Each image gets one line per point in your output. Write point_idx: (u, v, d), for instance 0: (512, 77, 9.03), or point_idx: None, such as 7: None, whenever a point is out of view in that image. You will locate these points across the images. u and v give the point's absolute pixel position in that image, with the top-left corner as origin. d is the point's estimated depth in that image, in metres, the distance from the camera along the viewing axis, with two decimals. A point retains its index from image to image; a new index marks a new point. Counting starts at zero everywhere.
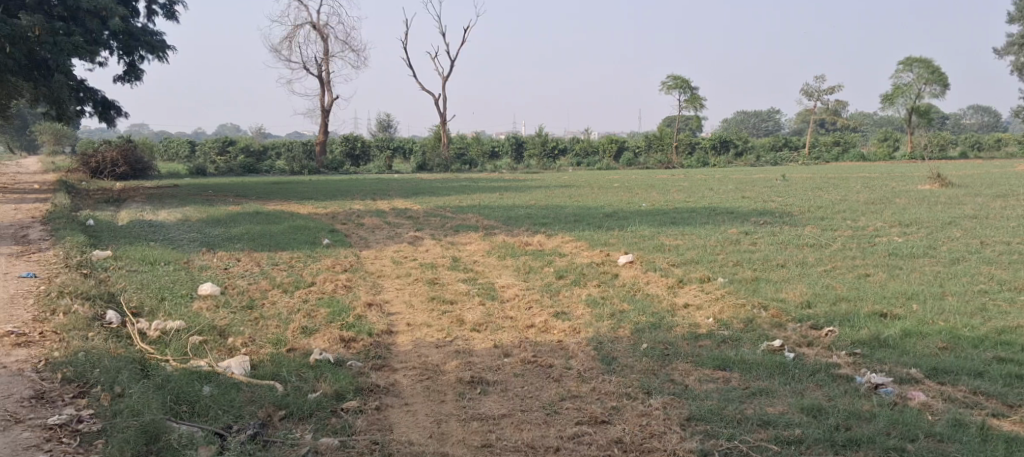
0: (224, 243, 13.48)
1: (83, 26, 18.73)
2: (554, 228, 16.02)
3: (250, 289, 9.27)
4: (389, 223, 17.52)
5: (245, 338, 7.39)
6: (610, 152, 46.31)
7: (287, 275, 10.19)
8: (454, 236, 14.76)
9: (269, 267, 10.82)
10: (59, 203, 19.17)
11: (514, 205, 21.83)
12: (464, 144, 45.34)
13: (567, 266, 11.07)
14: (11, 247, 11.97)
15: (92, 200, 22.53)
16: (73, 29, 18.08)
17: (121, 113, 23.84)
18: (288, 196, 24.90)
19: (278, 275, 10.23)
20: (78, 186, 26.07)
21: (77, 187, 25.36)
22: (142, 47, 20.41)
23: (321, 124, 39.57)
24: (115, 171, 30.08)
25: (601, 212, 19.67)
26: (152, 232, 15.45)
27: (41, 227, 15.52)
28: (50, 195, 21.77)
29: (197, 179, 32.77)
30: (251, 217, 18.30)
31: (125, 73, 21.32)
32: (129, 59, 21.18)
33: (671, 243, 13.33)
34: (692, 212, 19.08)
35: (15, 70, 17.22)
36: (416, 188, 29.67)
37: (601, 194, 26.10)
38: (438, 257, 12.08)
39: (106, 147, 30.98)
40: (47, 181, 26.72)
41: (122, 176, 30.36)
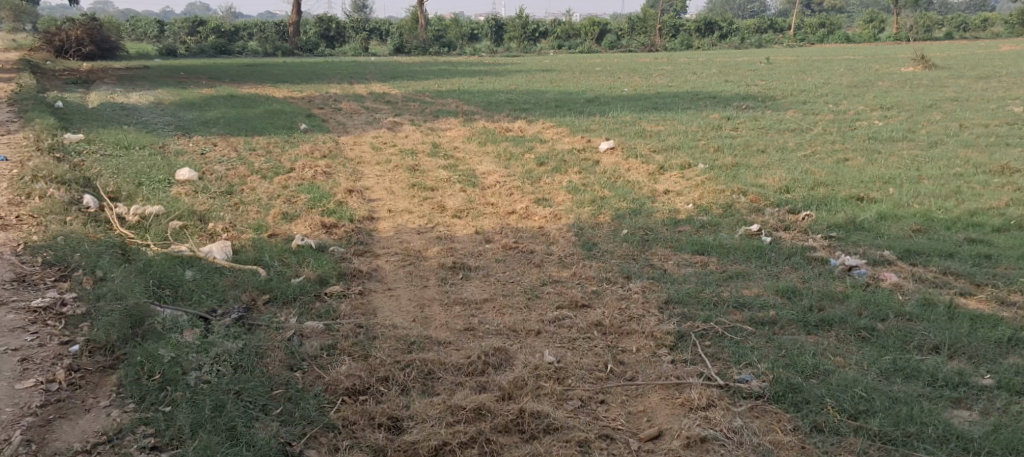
0: (199, 127, 13.29)
1: None
2: (535, 113, 15.87)
3: (228, 175, 9.21)
4: (368, 108, 17.27)
5: (225, 223, 7.39)
6: (593, 35, 45.49)
7: (265, 161, 10.10)
8: (433, 122, 14.61)
9: (247, 153, 10.71)
10: (25, 84, 18.68)
11: (495, 90, 21.56)
12: (443, 26, 44.33)
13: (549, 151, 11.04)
14: None
15: (60, 81, 21.97)
16: None
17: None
18: (263, 80, 24.40)
19: (256, 161, 10.14)
20: (45, 67, 25.37)
21: (44, 69, 24.67)
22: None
23: (294, 4, 38.41)
24: (82, 52, 29.27)
25: (583, 97, 19.51)
26: (124, 115, 15.17)
27: (8, 108, 15.19)
28: (16, 77, 21.19)
29: (169, 62, 31.94)
30: (226, 101, 17.94)
31: None
32: None
33: (653, 129, 13.27)
34: (674, 97, 18.97)
35: None
36: (394, 72, 29.14)
37: (583, 78, 25.79)
38: (419, 143, 11.98)
39: (71, 26, 29.97)
40: (12, 63, 25.96)
41: (89, 57, 29.53)
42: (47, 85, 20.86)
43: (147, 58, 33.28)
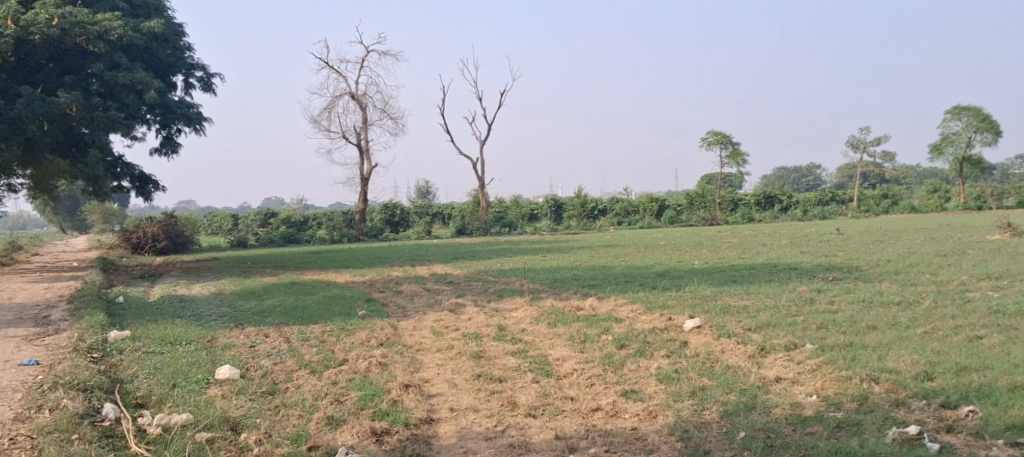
0: (254, 317, 12.51)
1: (120, 101, 18.04)
2: (606, 290, 14.82)
3: (275, 372, 8.17)
4: (428, 290, 16.45)
5: (260, 433, 6.32)
6: (652, 211, 45.15)
7: (316, 353, 9.07)
8: (498, 302, 13.63)
9: (298, 345, 9.73)
10: (91, 280, 18.50)
11: (559, 267, 20.72)
12: (503, 208, 44.58)
13: (631, 333, 9.89)
14: (26, 329, 11.09)
15: (126, 275, 21.89)
16: (110, 105, 17.53)
17: (159, 187, 23.33)
18: (324, 265, 24.08)
19: (306, 354, 9.11)
20: (117, 262, 25.59)
21: (116, 264, 24.79)
22: (180, 120, 19.87)
23: (360, 192, 39.18)
24: (156, 246, 29.69)
25: (653, 271, 18.50)
26: (181, 308, 14.58)
27: (66, 305, 14.73)
28: (85, 273, 21.13)
29: (235, 251, 32.24)
30: (286, 288, 17.37)
31: (162, 146, 20.83)
32: (167, 132, 20.70)
33: (738, 304, 12.01)
34: (751, 269, 17.81)
35: (49, 148, 16.82)
36: (456, 252, 28.78)
37: (648, 253, 24.93)
38: (486, 327, 10.97)
39: (147, 222, 30.62)
40: (85, 258, 26.22)
41: (162, 251, 29.89)
42: (113, 280, 20.72)
43: (217, 249, 33.67)
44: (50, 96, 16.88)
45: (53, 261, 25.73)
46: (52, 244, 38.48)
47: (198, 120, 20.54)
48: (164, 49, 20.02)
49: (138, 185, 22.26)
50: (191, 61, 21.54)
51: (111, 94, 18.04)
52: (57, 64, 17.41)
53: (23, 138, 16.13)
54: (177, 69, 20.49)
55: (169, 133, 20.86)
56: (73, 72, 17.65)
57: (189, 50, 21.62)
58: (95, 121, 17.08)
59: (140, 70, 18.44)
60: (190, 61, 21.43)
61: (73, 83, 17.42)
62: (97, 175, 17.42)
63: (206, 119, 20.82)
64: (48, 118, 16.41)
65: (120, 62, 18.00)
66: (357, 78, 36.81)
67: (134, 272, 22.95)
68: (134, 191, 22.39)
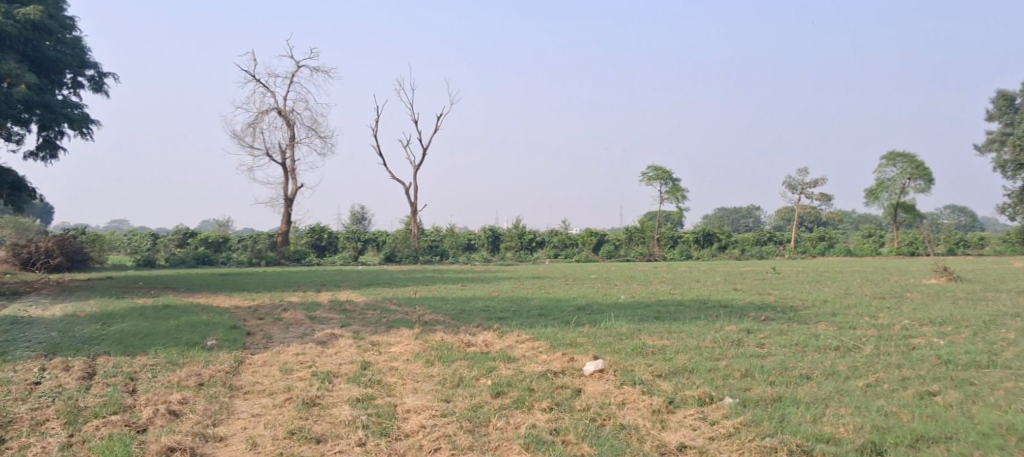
0: (83, 346, 10.72)
1: None
2: (511, 323, 13.01)
3: (14, 446, 6.57)
4: (314, 318, 14.58)
5: None
6: (590, 245, 43.41)
7: (96, 410, 7.17)
8: (382, 335, 11.80)
9: (86, 396, 7.83)
10: None
11: (475, 297, 18.89)
12: (437, 237, 42.85)
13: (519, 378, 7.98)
14: None
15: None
16: None
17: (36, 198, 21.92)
18: (224, 287, 21.95)
19: (85, 410, 7.25)
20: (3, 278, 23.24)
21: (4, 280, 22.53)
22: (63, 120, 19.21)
23: (284, 214, 37.06)
24: (54, 261, 27.39)
25: (573, 304, 16.77)
26: (13, 328, 12.56)
27: None
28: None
29: (147, 271, 29.91)
30: (156, 309, 15.32)
31: (40, 149, 19.84)
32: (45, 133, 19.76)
33: (656, 343, 10.23)
34: (679, 304, 16.15)
35: None
36: (373, 279, 26.71)
37: (577, 285, 23.21)
38: (346, 366, 9.07)
39: (47, 236, 28.30)
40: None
41: (59, 268, 27.58)
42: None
43: (126, 268, 31.49)
44: None
45: None
46: None
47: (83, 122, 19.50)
48: (47, 43, 18.95)
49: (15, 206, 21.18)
50: (88, 56, 20.32)
51: None
52: None
53: None
54: (64, 66, 19.52)
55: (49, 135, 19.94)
56: None
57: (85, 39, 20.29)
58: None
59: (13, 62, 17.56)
60: (86, 58, 20.27)
61: None
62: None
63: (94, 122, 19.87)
64: None
65: None
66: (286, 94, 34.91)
67: (22, 253, 26.47)
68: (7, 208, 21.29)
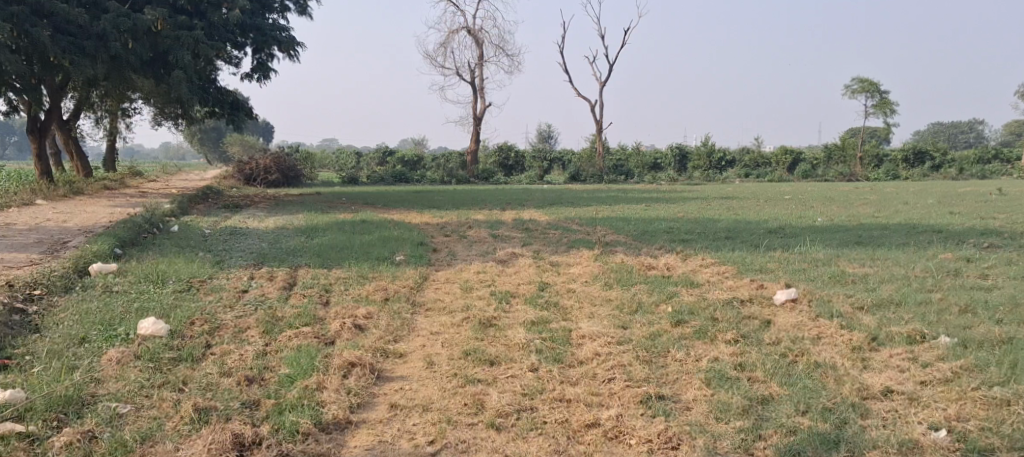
0: (283, 257, 11.27)
1: (206, 21, 18.80)
2: (695, 246, 12.44)
3: (217, 351, 6.45)
4: (497, 237, 14.66)
5: (205, 398, 5.70)
6: (784, 164, 41.17)
7: (289, 322, 7.12)
8: (562, 256, 11.63)
9: (284, 307, 7.73)
10: (161, 208, 17.75)
11: (660, 219, 18.35)
12: (623, 156, 42.24)
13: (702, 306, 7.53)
14: (36, 258, 10.21)
15: (213, 204, 21.18)
16: (195, 24, 18.27)
17: (252, 119, 23.50)
18: (414, 205, 22.65)
19: (279, 321, 7.20)
20: (224, 192, 25.25)
21: (224, 194, 24.41)
22: (272, 43, 20.47)
23: (473, 133, 37.74)
24: (267, 178, 29.37)
25: (764, 227, 15.85)
26: (225, 239, 13.49)
27: (113, 227, 13.92)
28: (172, 201, 20.66)
29: (347, 188, 31.50)
30: (351, 225, 16.00)
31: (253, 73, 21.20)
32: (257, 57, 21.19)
33: (855, 272, 9.37)
34: (884, 229, 14.84)
35: (136, 68, 17.59)
36: (557, 198, 26.67)
37: (769, 207, 22.03)
38: (525, 288, 8.95)
39: (261, 155, 30.38)
40: (194, 189, 26.06)
41: (274, 185, 29.55)
42: (195, 208, 20.03)
43: (328, 185, 33.35)
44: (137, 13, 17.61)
45: (153, 192, 25.55)
46: (176, 178, 39.35)
47: (290, 45, 20.80)
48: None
49: (233, 124, 22.85)
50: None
51: (198, 14, 18.87)
52: None
53: (109, 56, 17.03)
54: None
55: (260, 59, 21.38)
56: None
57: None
58: (180, 41, 17.78)
59: None
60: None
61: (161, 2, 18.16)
62: (181, 94, 17.92)
63: (300, 44, 20.86)
64: (134, 35, 17.22)
65: None
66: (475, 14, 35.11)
67: (245, 170, 29.42)
68: (227, 126, 22.94)
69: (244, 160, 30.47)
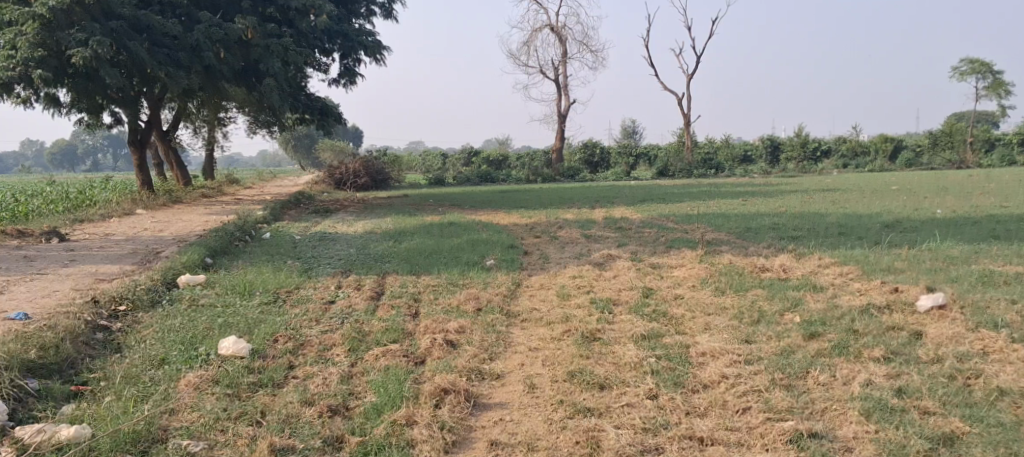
0: (371, 263, 10.81)
1: (295, 28, 18.34)
2: (808, 244, 11.45)
3: (300, 375, 5.98)
4: (591, 237, 13.92)
5: (280, 436, 5.20)
6: (886, 153, 39.04)
7: (377, 338, 6.59)
8: (663, 257, 10.84)
9: (371, 320, 7.17)
10: (250, 215, 17.68)
11: (761, 214, 17.27)
12: (712, 150, 40.83)
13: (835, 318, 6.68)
14: (123, 270, 9.99)
15: (301, 210, 21.08)
16: (283, 31, 17.87)
17: (340, 124, 23.18)
18: (502, 205, 22.11)
19: (368, 337, 6.67)
20: (313, 197, 25.26)
21: (313, 198, 24.38)
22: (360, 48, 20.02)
23: (558, 130, 37.01)
24: (355, 182, 29.31)
25: (878, 220, 14.65)
26: (313, 244, 13.17)
27: (203, 235, 13.78)
28: (263, 207, 20.63)
29: (433, 190, 31.25)
30: (439, 228, 15.53)
31: (340, 77, 20.87)
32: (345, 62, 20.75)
33: (1004, 272, 8.32)
34: (1018, 220, 13.47)
35: (227, 76, 17.41)
36: (648, 195, 25.72)
37: (877, 199, 20.58)
38: (628, 294, 8.21)
39: (348, 159, 30.38)
40: (285, 195, 26.13)
41: (362, 188, 29.47)
42: (284, 213, 19.94)
43: (415, 187, 33.21)
44: (228, 22, 17.42)
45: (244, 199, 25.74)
46: (266, 184, 39.89)
47: (377, 50, 20.17)
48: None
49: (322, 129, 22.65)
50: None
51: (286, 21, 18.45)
52: None
53: (202, 66, 16.92)
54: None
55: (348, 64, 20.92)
56: None
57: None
58: (270, 50, 17.34)
59: None
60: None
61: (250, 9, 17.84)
62: (272, 102, 17.44)
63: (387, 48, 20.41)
64: (225, 44, 17.05)
65: None
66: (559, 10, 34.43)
67: (335, 174, 29.50)
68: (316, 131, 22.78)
69: (332, 164, 30.57)
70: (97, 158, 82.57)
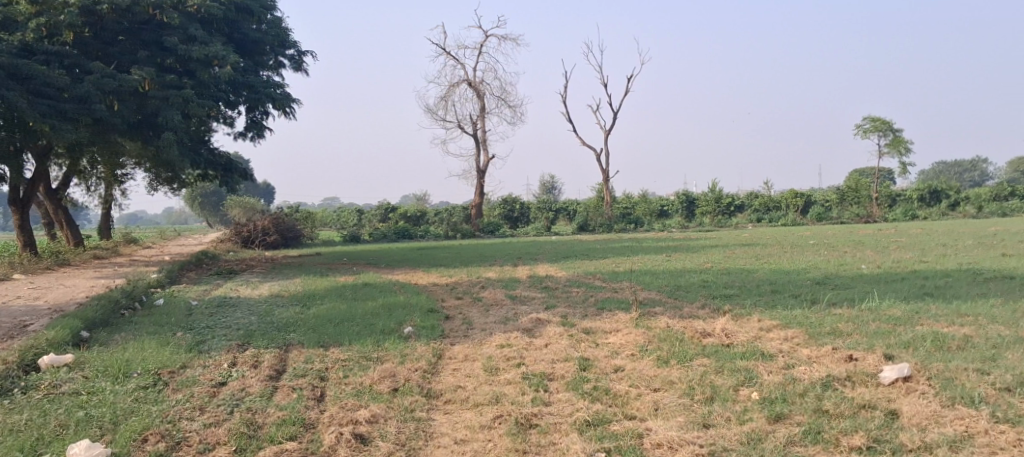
0: (275, 333, 9.75)
1: (196, 79, 16.92)
2: (743, 304, 10.91)
3: None
4: (515, 299, 13.10)
5: None
6: (796, 207, 39.68)
7: (272, 433, 6.06)
8: (594, 320, 10.14)
9: (267, 408, 6.55)
10: (146, 279, 16.34)
11: (687, 271, 16.83)
12: (629, 204, 40.82)
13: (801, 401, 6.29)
14: None
15: (204, 271, 19.71)
16: (184, 82, 16.49)
17: (246, 179, 21.88)
18: (420, 263, 21.17)
19: (260, 431, 6.15)
20: (220, 257, 23.85)
21: (218, 258, 22.94)
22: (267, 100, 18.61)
23: (477, 186, 36.38)
24: (266, 240, 27.94)
25: (806, 277, 14.29)
26: (212, 311, 12.00)
27: (89, 303, 12.47)
28: (161, 270, 19.16)
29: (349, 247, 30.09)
30: (354, 289, 14.52)
31: (247, 130, 19.70)
32: (252, 114, 19.57)
33: (954, 335, 7.88)
34: (942, 277, 13.27)
35: (122, 131, 16.10)
36: (569, 251, 25.17)
37: (798, 254, 20.42)
38: (562, 366, 7.38)
39: (259, 216, 29.00)
40: (187, 256, 24.58)
41: (273, 246, 28.14)
42: (185, 275, 18.60)
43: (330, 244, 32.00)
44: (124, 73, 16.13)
45: (143, 261, 24.11)
46: (172, 242, 37.92)
47: (286, 103, 19.07)
48: (249, 24, 18.61)
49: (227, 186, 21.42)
50: (287, 34, 19.95)
51: (187, 72, 17.00)
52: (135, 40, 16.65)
53: (93, 119, 15.61)
54: (265, 44, 19.10)
55: (255, 115, 19.77)
56: (150, 47, 16.84)
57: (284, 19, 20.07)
58: (169, 101, 16.06)
59: (218, 43, 17.14)
60: (285, 37, 19.91)
61: (148, 60, 16.48)
62: (170, 157, 16.20)
63: (295, 100, 19.49)
64: (120, 96, 15.79)
65: (194, 35, 16.76)
66: (476, 67, 34.09)
67: (242, 232, 27.87)
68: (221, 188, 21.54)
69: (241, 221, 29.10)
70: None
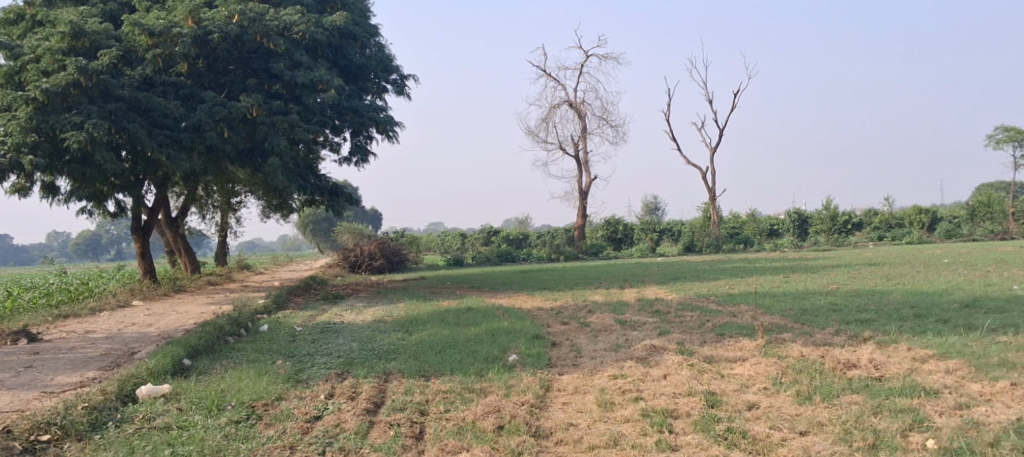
0: (374, 361, 9.22)
1: (303, 104, 16.77)
2: (884, 329, 9.74)
3: None
4: (625, 324, 12.22)
5: None
6: (920, 224, 37.15)
7: None
8: (717, 348, 9.20)
9: (361, 449, 5.99)
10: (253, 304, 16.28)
11: (811, 293, 15.56)
12: (738, 223, 39.17)
13: (984, 450, 5.34)
14: (76, 382, 8.48)
15: (310, 296, 19.63)
16: (291, 108, 16.35)
17: (351, 204, 21.76)
18: (523, 286, 20.51)
19: None
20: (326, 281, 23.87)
21: (324, 283, 22.93)
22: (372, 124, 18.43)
23: (580, 207, 35.63)
24: (371, 265, 27.97)
25: (950, 299, 12.85)
26: (312, 337, 11.63)
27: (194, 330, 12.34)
28: (268, 295, 19.15)
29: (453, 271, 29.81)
30: (457, 314, 13.97)
31: (352, 155, 19.55)
32: (356, 138, 19.41)
33: None
34: None
35: (231, 157, 16.08)
36: (678, 272, 24.04)
37: (931, 274, 18.72)
38: (688, 401, 6.54)
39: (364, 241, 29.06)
40: (295, 281, 24.69)
41: (380, 271, 28.19)
42: (292, 300, 18.54)
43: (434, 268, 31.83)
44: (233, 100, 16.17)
45: (251, 286, 24.36)
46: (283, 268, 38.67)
47: (390, 126, 18.78)
48: (354, 49, 18.50)
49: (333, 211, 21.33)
50: (391, 58, 19.78)
51: (293, 97, 16.87)
52: (242, 68, 16.67)
53: (204, 146, 15.67)
54: (369, 69, 18.92)
55: (359, 140, 19.61)
56: (257, 74, 16.81)
57: (387, 44, 19.92)
58: (276, 126, 16.04)
59: (323, 68, 17.02)
60: (388, 62, 19.74)
61: (256, 87, 16.42)
62: (277, 183, 16.04)
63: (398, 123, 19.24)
64: (229, 122, 15.79)
65: (300, 60, 16.67)
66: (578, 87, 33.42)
67: (349, 257, 27.95)
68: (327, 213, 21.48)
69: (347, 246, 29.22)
70: (122, 247, 82.58)
